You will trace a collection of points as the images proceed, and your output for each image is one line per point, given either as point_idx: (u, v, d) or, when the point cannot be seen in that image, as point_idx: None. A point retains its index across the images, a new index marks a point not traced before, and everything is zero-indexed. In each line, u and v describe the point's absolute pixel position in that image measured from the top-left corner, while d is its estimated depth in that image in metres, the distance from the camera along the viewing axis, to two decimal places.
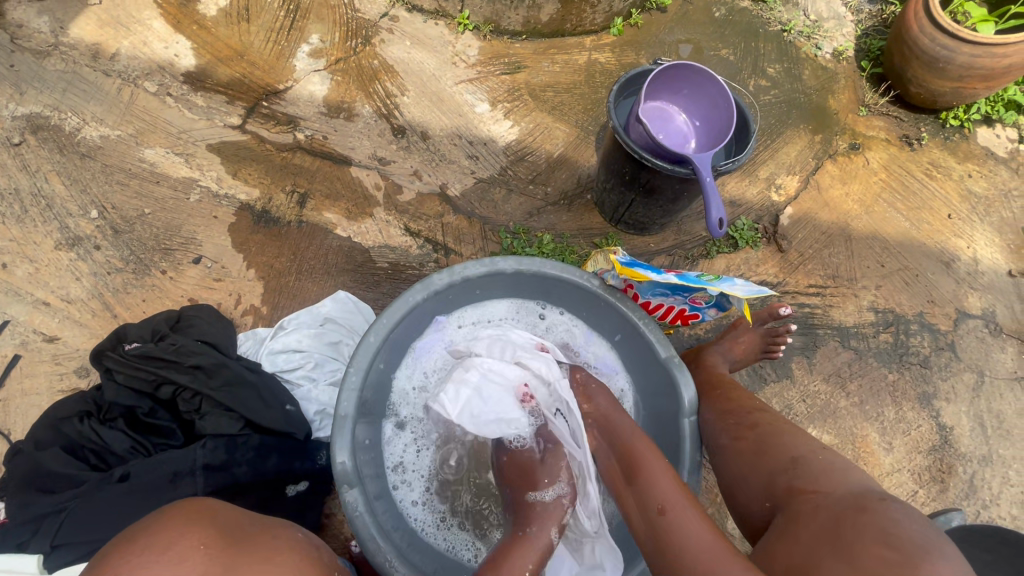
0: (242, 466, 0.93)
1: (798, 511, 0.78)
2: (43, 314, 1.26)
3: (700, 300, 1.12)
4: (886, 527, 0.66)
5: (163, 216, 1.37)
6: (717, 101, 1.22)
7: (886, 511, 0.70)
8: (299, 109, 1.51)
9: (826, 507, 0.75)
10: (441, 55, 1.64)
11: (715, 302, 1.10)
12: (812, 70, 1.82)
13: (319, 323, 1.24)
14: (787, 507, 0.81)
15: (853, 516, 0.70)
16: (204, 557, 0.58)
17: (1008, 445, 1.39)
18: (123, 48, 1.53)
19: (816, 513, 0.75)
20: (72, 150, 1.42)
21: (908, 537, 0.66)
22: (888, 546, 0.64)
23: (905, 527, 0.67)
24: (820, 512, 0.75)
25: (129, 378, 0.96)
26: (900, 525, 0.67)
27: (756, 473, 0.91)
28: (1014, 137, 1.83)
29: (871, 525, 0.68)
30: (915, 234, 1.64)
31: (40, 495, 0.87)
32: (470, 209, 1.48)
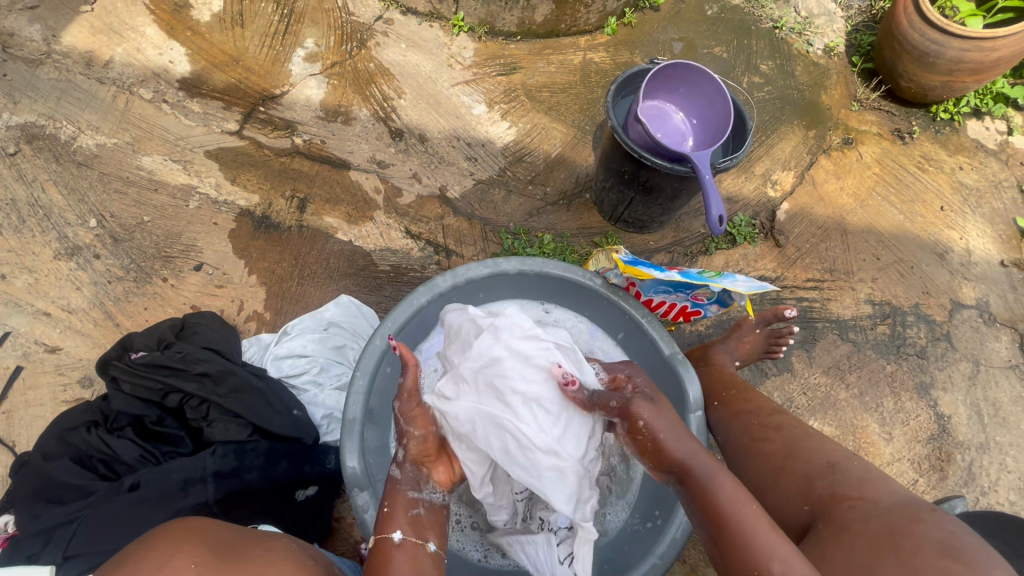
0: (252, 472, 0.93)
1: (839, 516, 0.78)
2: (44, 325, 1.25)
3: (703, 296, 1.13)
4: (944, 540, 0.67)
5: (163, 223, 1.37)
6: (714, 99, 1.24)
7: (937, 522, 0.70)
8: (296, 114, 1.51)
9: (876, 516, 0.75)
10: (437, 57, 1.64)
11: (717, 298, 1.12)
12: (804, 66, 1.84)
13: (323, 328, 1.24)
14: (825, 512, 0.81)
15: (907, 525, 0.71)
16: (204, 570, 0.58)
17: (1005, 432, 1.42)
18: (117, 55, 1.53)
19: (866, 522, 0.74)
20: (68, 159, 1.41)
21: (967, 549, 0.66)
22: (953, 559, 0.64)
23: (962, 539, 0.68)
24: (870, 521, 0.75)
25: (136, 387, 0.96)
26: (954, 536, 0.68)
27: (787, 475, 0.90)
28: (1003, 130, 1.86)
29: (930, 537, 0.68)
30: (909, 226, 1.66)
31: (51, 505, 0.87)
32: (470, 210, 1.48)
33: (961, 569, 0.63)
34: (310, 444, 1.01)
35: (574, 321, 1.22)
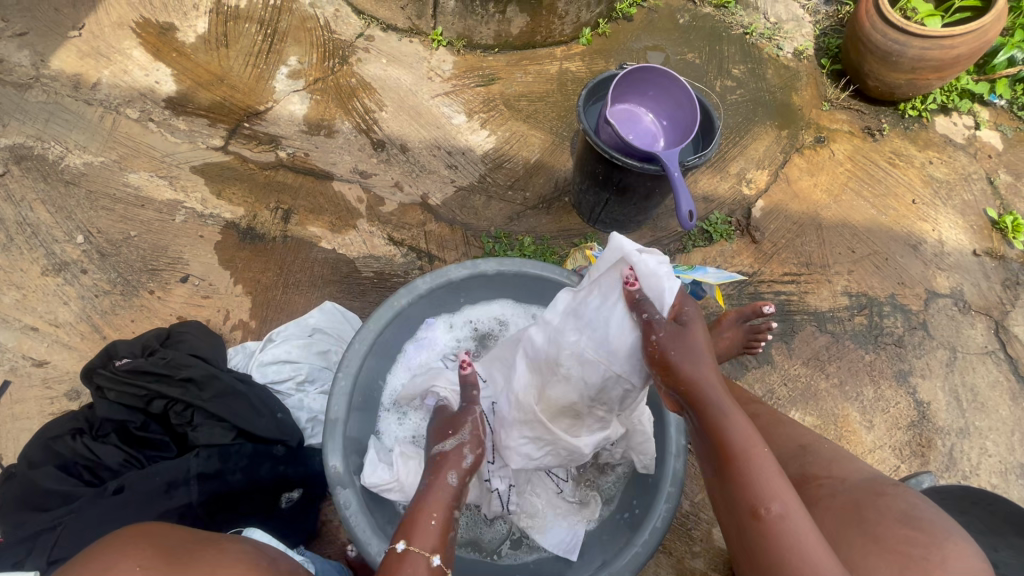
0: (235, 474, 0.95)
1: (809, 494, 0.80)
2: (31, 339, 1.27)
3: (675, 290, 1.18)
4: (908, 511, 0.69)
5: (150, 237, 1.40)
6: (682, 101, 1.28)
7: (900, 495, 0.73)
8: (280, 129, 1.55)
9: (844, 492, 0.77)
10: (418, 71, 1.69)
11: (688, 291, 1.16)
12: (775, 69, 1.90)
13: (308, 334, 1.26)
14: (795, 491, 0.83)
15: (872, 499, 0.73)
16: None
17: (984, 416, 1.44)
18: (104, 77, 1.57)
19: (833, 498, 0.77)
20: (56, 178, 1.44)
21: (928, 519, 0.68)
22: (912, 526, 0.67)
23: (923, 510, 0.70)
24: (838, 497, 0.77)
25: (120, 394, 0.97)
26: (915, 507, 0.71)
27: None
28: (970, 125, 1.91)
29: (892, 509, 0.70)
30: (883, 220, 1.70)
31: (36, 512, 0.88)
32: (452, 216, 1.51)
33: (920, 535, 0.65)
34: (294, 446, 1.02)
35: None
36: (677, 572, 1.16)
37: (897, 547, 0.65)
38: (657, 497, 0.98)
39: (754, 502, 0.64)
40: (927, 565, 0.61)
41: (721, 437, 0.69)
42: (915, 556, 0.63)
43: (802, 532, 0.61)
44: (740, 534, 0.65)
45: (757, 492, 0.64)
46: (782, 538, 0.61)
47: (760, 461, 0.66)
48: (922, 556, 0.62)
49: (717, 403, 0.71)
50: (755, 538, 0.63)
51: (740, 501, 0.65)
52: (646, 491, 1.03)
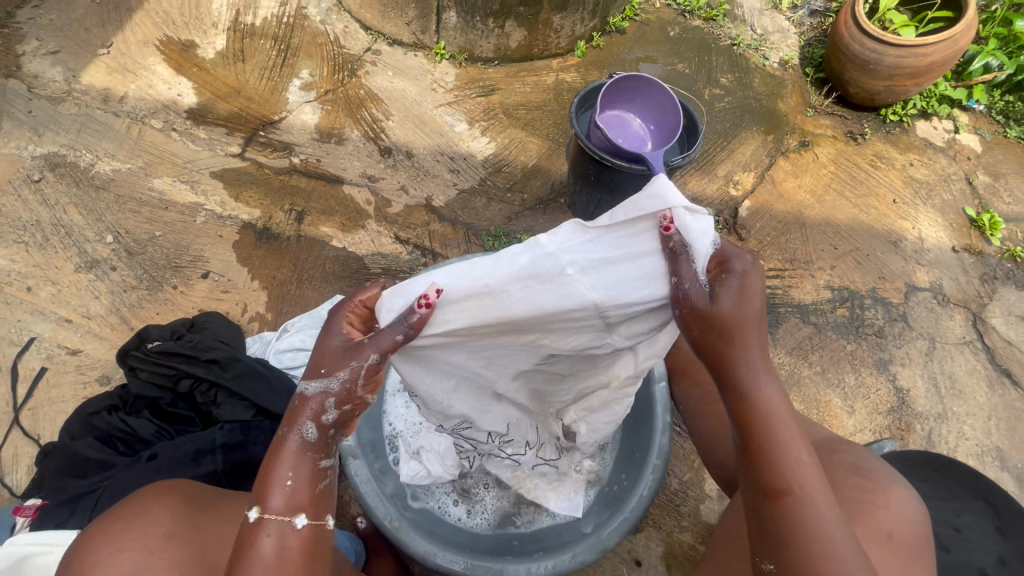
0: (257, 445, 1.03)
1: None
2: (65, 330, 1.36)
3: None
4: (859, 465, 0.83)
5: (173, 237, 1.50)
6: (666, 106, 1.38)
7: (851, 449, 0.86)
8: (294, 137, 1.66)
9: (807, 451, 0.89)
10: (422, 82, 1.80)
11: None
12: (761, 78, 2.00)
13: (321, 324, 1.35)
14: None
15: (827, 455, 0.86)
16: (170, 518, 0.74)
17: (962, 403, 1.51)
18: (131, 91, 1.69)
19: None
20: (87, 183, 1.55)
21: (875, 472, 0.82)
22: (862, 477, 0.81)
23: (870, 463, 0.83)
24: None
25: (152, 373, 1.07)
26: (862, 459, 0.84)
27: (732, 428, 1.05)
28: (949, 129, 2.00)
29: (846, 463, 0.83)
30: (865, 219, 1.79)
31: (76, 479, 0.97)
32: (454, 217, 1.61)
33: (868, 484, 0.79)
34: None
35: None
36: (666, 546, 1.23)
37: (851, 495, 0.78)
38: (643, 468, 1.06)
39: (780, 485, 0.68)
40: (873, 508, 0.77)
41: (754, 420, 0.71)
42: (865, 501, 0.78)
43: (819, 513, 0.67)
44: (760, 511, 0.70)
45: (783, 476, 0.69)
46: (802, 518, 0.67)
47: (784, 442, 0.70)
48: (871, 501, 0.77)
49: (756, 387, 0.71)
50: (777, 515, 0.68)
51: (765, 482, 0.69)
52: (632, 465, 1.11)
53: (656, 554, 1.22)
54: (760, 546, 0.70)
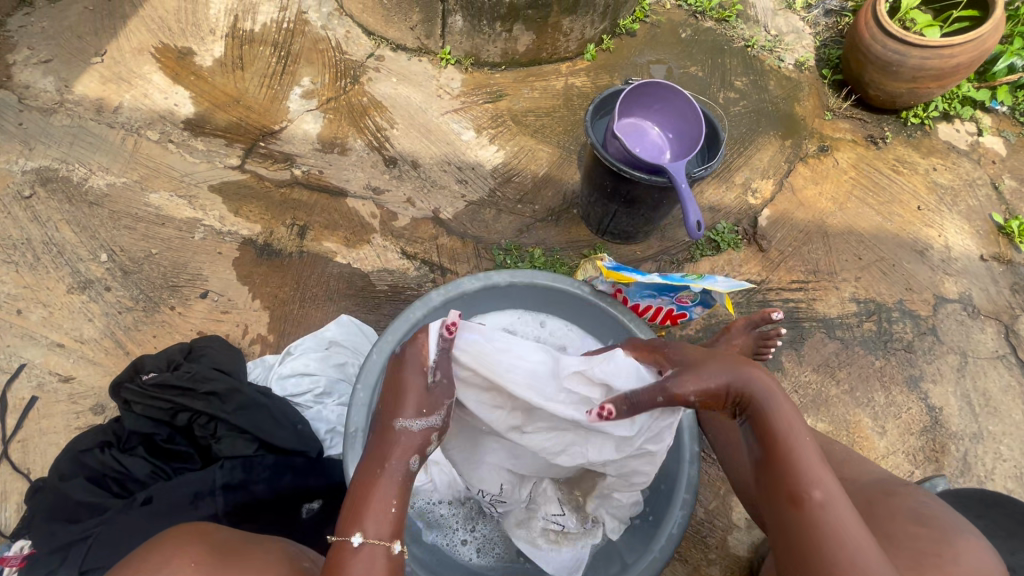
0: (259, 484, 0.97)
1: None
2: (57, 356, 1.30)
3: (687, 298, 1.19)
4: (917, 509, 0.74)
5: (171, 255, 1.44)
6: (687, 113, 1.31)
7: (908, 495, 0.78)
8: (295, 147, 1.60)
9: (855, 493, 0.82)
10: (427, 89, 1.73)
11: (700, 299, 1.18)
12: (777, 81, 1.93)
13: (325, 347, 1.29)
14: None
15: (881, 499, 0.78)
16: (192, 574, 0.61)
17: (997, 421, 1.44)
18: (125, 101, 1.62)
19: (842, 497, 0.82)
20: (80, 199, 1.49)
21: (938, 518, 0.72)
22: (922, 526, 0.71)
23: (931, 508, 0.74)
24: (848, 495, 0.82)
25: (147, 407, 1.00)
26: (925, 507, 0.75)
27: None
28: (973, 131, 1.93)
29: (900, 507, 0.75)
30: (889, 227, 1.72)
31: (67, 524, 0.91)
32: (463, 230, 1.55)
33: (931, 533, 0.69)
34: (314, 457, 1.04)
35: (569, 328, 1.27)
36: None
37: (911, 544, 0.68)
38: (672, 503, 1.00)
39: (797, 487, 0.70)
40: (939, 560, 0.65)
41: (769, 426, 0.74)
42: (928, 553, 0.66)
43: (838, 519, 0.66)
44: (779, 517, 0.70)
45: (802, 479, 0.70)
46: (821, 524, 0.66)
47: (803, 448, 0.72)
48: (936, 552, 0.66)
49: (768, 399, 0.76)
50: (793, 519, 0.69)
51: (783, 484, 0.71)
52: (658, 498, 1.05)
53: None
54: (782, 554, 0.69)
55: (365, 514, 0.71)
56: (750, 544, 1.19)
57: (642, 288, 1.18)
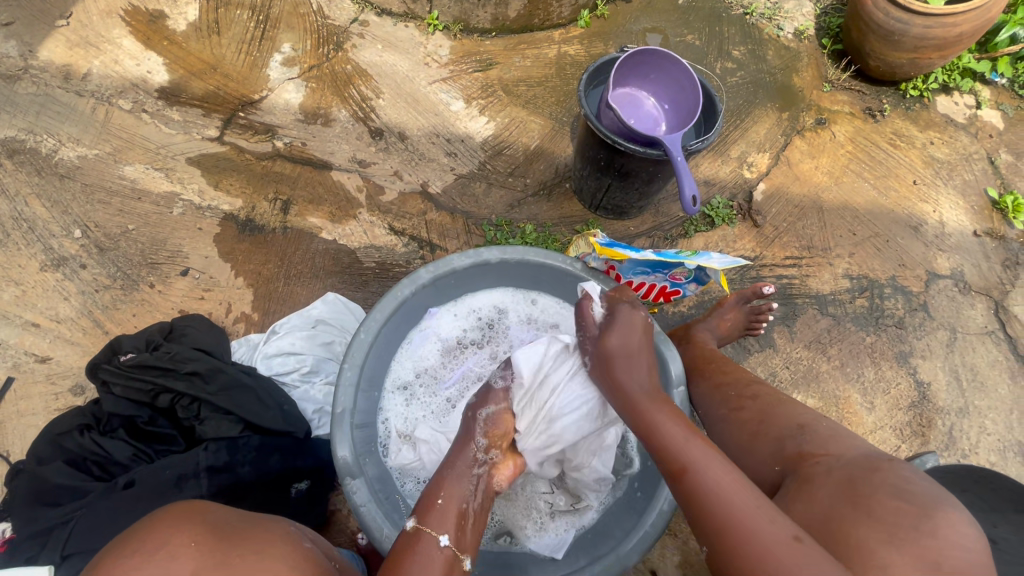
0: (245, 466, 0.95)
1: (806, 471, 0.82)
2: (33, 336, 1.26)
3: (680, 275, 1.17)
4: (900, 484, 0.71)
5: (148, 231, 1.38)
6: (684, 84, 1.27)
7: (893, 469, 0.74)
8: (277, 118, 1.53)
9: (838, 468, 0.78)
10: (414, 56, 1.66)
11: (693, 277, 1.15)
12: (775, 50, 1.88)
13: (312, 325, 1.26)
14: (794, 467, 0.84)
15: (865, 474, 0.75)
16: (191, 556, 0.55)
17: (983, 396, 1.46)
18: (95, 68, 1.54)
19: (827, 473, 0.78)
20: (50, 172, 1.42)
21: (921, 493, 0.69)
22: (903, 500, 0.68)
23: (917, 484, 0.71)
24: (832, 472, 0.78)
25: (126, 389, 0.97)
26: (910, 481, 0.72)
27: (760, 439, 0.94)
28: (971, 104, 1.90)
29: (884, 483, 0.72)
30: (884, 202, 1.70)
31: (47, 508, 0.89)
32: (452, 205, 1.50)
33: (911, 507, 0.67)
34: (301, 438, 1.02)
35: (562, 306, 1.26)
36: (682, 554, 1.18)
37: (887, 518, 0.67)
38: (663, 480, 0.99)
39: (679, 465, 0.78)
40: (916, 534, 0.64)
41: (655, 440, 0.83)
42: (905, 527, 0.65)
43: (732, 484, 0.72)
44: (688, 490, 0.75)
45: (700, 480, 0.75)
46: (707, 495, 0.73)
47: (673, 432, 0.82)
48: (913, 525, 0.65)
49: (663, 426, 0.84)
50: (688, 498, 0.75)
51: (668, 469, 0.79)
52: (649, 475, 1.06)
53: (672, 564, 1.17)
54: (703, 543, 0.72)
55: (427, 506, 0.84)
56: None
57: (635, 264, 1.15)
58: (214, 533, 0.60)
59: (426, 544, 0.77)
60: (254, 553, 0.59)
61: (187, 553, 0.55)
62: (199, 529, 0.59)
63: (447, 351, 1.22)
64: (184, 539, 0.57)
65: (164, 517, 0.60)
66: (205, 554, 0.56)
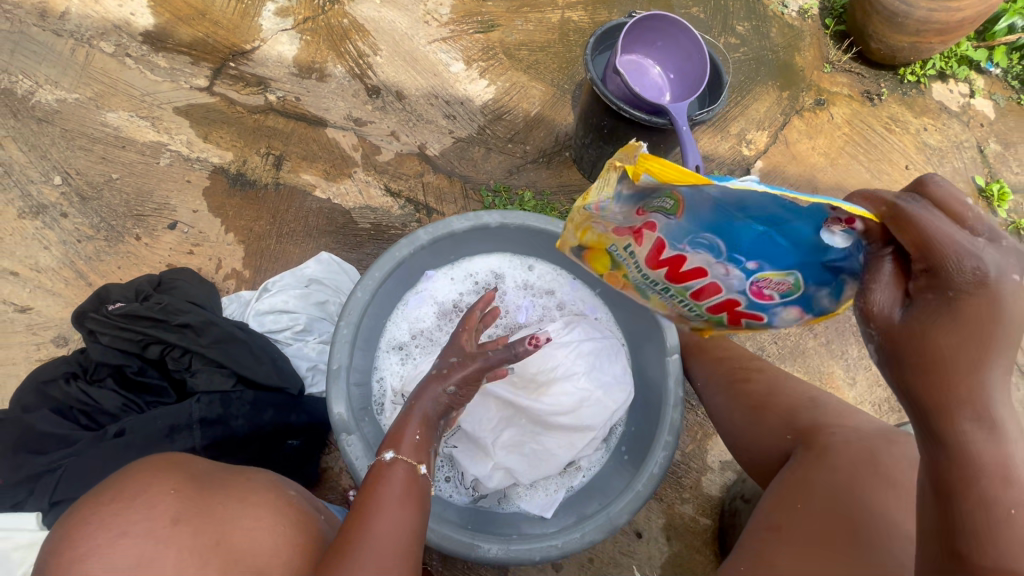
0: (239, 419, 0.94)
1: (821, 441, 0.84)
2: (12, 284, 1.23)
3: (779, 283, 0.70)
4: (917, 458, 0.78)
5: (133, 181, 1.33)
6: (691, 52, 1.25)
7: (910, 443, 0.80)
8: (269, 70, 1.47)
9: (856, 440, 0.82)
10: (413, 13, 1.59)
11: (818, 276, 0.66)
12: (778, 27, 1.86)
13: (305, 285, 1.23)
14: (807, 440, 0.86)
15: (885, 446, 0.80)
16: (174, 502, 0.61)
17: None
18: (74, 6, 1.45)
19: (846, 445, 0.81)
20: (27, 115, 1.36)
21: None
22: None
23: None
24: (850, 444, 0.81)
25: (114, 338, 0.95)
26: None
27: (770, 410, 0.94)
28: (966, 93, 1.91)
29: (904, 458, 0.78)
30: (876, 184, 1.73)
31: (32, 455, 0.86)
32: (450, 168, 1.48)
33: None
34: (295, 394, 1.01)
35: (557, 273, 1.26)
36: (667, 517, 1.22)
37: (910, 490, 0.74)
38: (654, 445, 1.00)
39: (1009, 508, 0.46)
40: None
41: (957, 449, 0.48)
42: None
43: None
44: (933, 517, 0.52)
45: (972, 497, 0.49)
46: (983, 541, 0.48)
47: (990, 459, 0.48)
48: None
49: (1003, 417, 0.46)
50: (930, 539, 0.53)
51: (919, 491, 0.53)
52: (639, 439, 1.08)
53: (657, 526, 1.21)
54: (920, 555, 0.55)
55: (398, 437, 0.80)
56: (722, 485, 1.24)
57: (717, 213, 0.66)
58: (199, 486, 0.65)
59: (393, 474, 0.76)
60: (247, 511, 0.66)
61: (169, 500, 0.61)
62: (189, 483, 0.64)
63: (443, 314, 1.21)
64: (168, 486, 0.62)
65: (148, 471, 0.63)
66: (187, 499, 0.62)
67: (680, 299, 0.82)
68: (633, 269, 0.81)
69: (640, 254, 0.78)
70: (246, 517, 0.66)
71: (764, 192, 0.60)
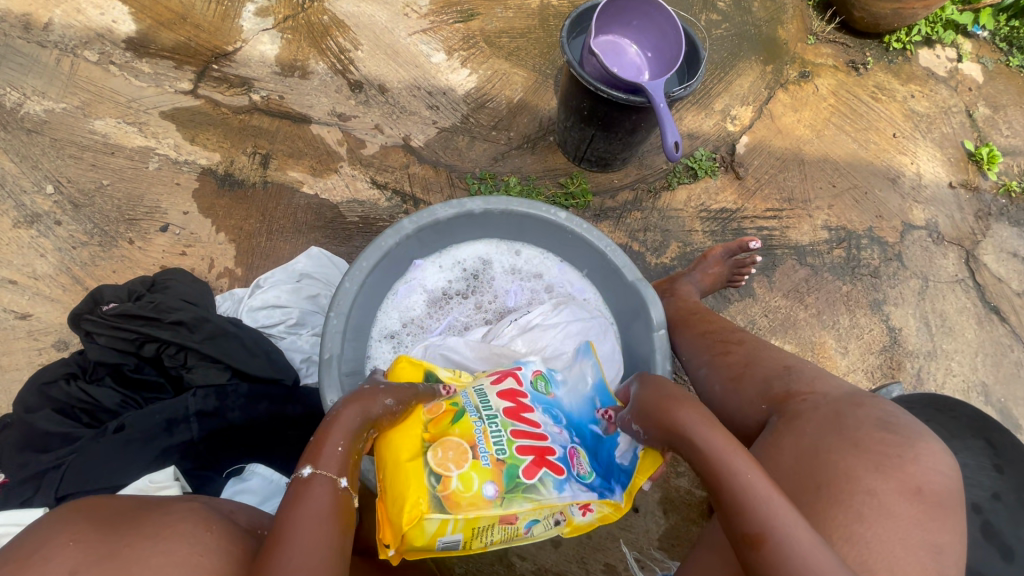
0: (234, 411, 0.97)
1: (791, 407, 0.84)
2: (11, 292, 1.26)
3: (580, 462, 0.87)
4: (884, 417, 0.79)
5: (123, 186, 1.35)
6: (666, 30, 1.25)
7: (877, 405, 0.81)
8: (251, 71, 1.48)
9: (824, 405, 0.82)
10: (391, 7, 1.60)
11: (609, 477, 0.89)
12: (761, 1, 1.84)
13: (296, 279, 1.25)
14: (779, 407, 0.86)
15: (851, 408, 0.80)
16: (74, 552, 0.56)
17: (950, 340, 1.52)
18: (56, 17, 1.47)
19: (814, 410, 0.81)
20: (16, 126, 1.38)
21: (901, 426, 0.77)
22: (889, 431, 0.76)
23: (897, 418, 0.79)
24: (819, 409, 0.82)
25: (111, 338, 0.98)
26: (892, 415, 0.79)
27: (746, 381, 0.95)
28: (953, 57, 1.89)
29: (870, 418, 0.78)
30: (863, 154, 1.72)
31: (38, 456, 0.90)
32: (435, 157, 1.49)
33: (896, 439, 0.75)
34: (292, 385, 1.03)
35: (544, 256, 1.27)
36: (663, 491, 1.24)
37: (874, 448, 0.74)
38: None
39: (755, 528, 0.61)
40: (901, 462, 0.73)
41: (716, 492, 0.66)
42: (892, 456, 0.74)
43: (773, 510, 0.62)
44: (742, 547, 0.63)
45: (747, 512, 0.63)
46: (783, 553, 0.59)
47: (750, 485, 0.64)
48: (898, 455, 0.74)
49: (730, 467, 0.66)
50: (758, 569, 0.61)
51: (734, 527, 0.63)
52: None
53: (654, 500, 1.23)
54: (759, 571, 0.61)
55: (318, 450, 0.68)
56: None
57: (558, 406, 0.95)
58: (106, 528, 0.60)
59: (314, 488, 0.65)
60: (161, 546, 0.60)
61: (67, 550, 0.56)
62: (93, 526, 0.60)
63: (433, 301, 1.23)
64: (68, 536, 0.58)
65: (48, 524, 0.59)
66: (91, 545, 0.58)
67: (495, 430, 0.84)
68: (476, 399, 0.88)
69: (494, 386, 0.92)
70: (161, 552, 0.59)
71: (587, 402, 0.98)
